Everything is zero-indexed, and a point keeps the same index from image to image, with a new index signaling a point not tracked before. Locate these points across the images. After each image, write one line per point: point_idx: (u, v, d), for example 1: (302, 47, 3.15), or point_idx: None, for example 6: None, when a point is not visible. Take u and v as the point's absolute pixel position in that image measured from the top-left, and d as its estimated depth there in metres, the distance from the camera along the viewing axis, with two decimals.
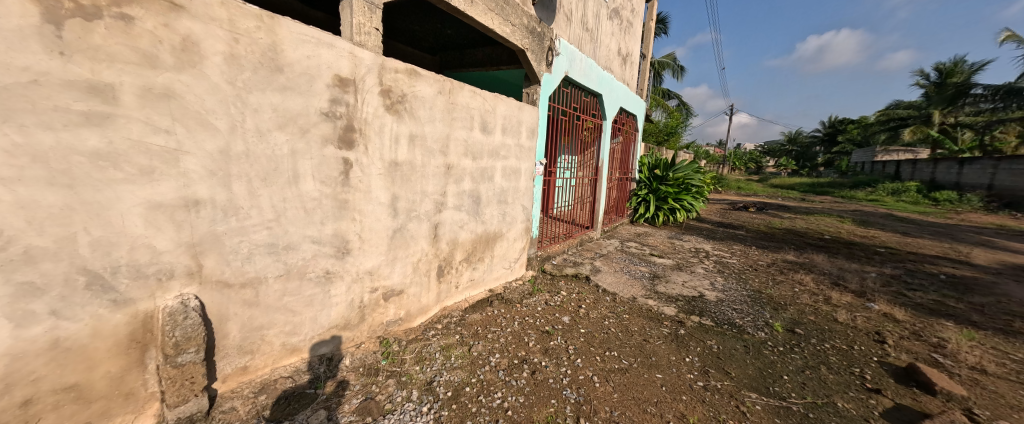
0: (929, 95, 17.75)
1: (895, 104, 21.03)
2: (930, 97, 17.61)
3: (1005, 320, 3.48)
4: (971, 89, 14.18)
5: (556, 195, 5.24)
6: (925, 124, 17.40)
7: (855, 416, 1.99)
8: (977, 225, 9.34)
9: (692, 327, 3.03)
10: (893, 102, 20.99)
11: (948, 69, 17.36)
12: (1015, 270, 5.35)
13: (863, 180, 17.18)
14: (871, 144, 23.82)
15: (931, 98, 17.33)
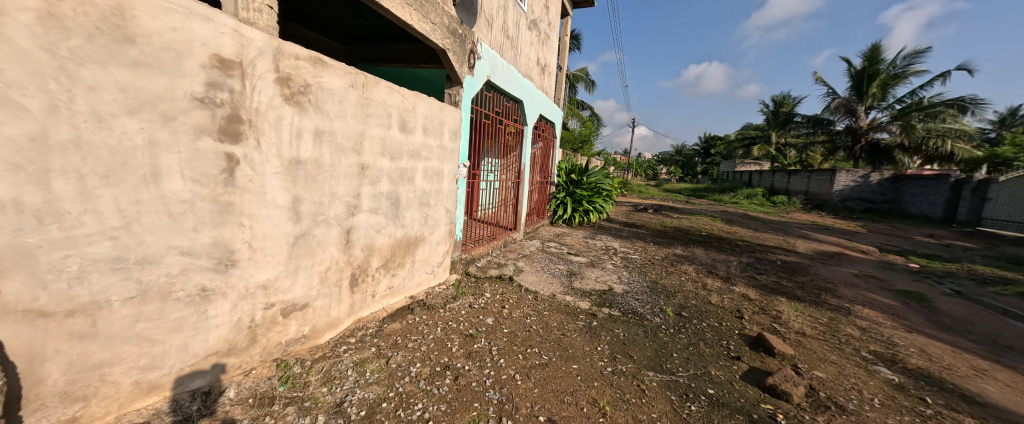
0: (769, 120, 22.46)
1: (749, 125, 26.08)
2: (769, 122, 22.31)
3: (816, 293, 4.59)
4: (795, 117, 18.31)
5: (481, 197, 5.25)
6: (767, 143, 21.97)
7: (723, 380, 2.39)
8: (801, 222, 12.11)
9: (603, 318, 3.31)
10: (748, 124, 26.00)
11: (780, 100, 22.17)
12: (820, 255, 7.07)
13: (730, 187, 20.86)
14: (734, 157, 29.15)
15: (770, 123, 21.97)
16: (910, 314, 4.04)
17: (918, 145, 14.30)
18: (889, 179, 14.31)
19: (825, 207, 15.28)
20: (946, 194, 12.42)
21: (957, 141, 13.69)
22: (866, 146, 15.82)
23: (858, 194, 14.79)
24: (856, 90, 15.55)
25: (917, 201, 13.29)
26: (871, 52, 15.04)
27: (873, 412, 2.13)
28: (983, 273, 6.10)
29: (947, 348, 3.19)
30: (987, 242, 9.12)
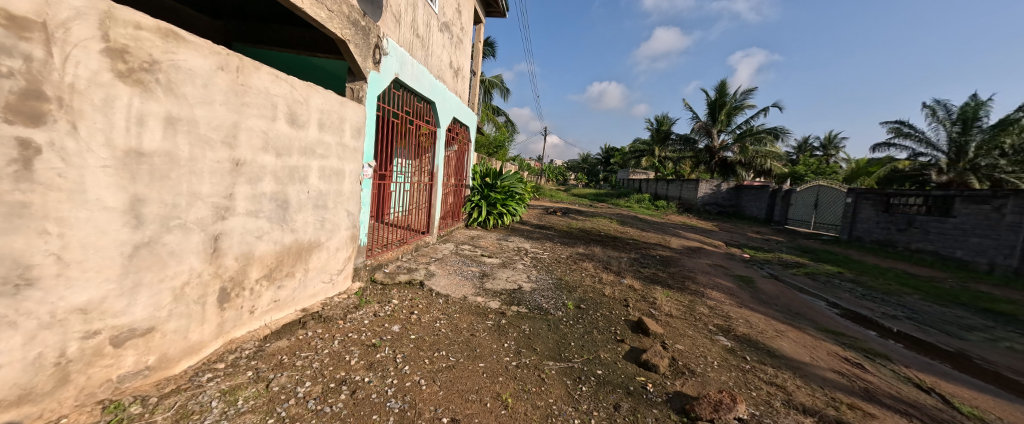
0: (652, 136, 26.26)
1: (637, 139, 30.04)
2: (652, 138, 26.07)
3: (682, 280, 5.56)
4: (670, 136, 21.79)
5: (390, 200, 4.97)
6: (651, 156, 25.62)
7: (609, 361, 2.71)
8: (675, 222, 14.42)
9: (511, 316, 3.44)
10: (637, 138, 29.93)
11: (660, 120, 26.15)
12: (686, 250, 8.56)
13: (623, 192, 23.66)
14: (627, 167, 33.23)
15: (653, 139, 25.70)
16: (742, 293, 5.18)
17: (750, 162, 18.62)
18: (732, 188, 18.18)
19: (692, 210, 18.45)
20: (766, 199, 15.95)
21: (774, 161, 18.15)
22: (718, 162, 19.67)
23: (713, 200, 18.40)
24: (711, 116, 19.22)
25: (751, 206, 17.01)
26: (721, 87, 18.83)
27: (714, 372, 2.66)
28: (787, 260, 8.16)
29: (764, 318, 4.18)
30: (791, 236, 12.20)
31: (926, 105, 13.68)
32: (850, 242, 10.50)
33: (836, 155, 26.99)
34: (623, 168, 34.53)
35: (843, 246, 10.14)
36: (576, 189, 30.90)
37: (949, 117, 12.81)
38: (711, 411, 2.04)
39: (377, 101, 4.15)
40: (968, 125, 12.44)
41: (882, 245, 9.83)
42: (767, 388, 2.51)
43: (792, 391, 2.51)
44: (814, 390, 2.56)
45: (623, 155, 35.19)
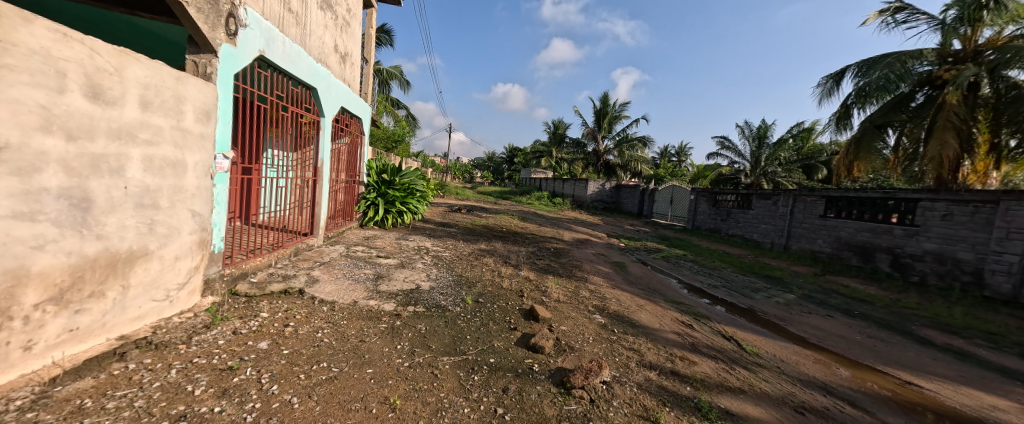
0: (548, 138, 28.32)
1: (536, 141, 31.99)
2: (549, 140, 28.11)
3: (570, 269, 6.22)
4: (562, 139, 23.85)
5: (259, 198, 4.26)
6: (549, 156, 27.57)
7: (502, 348, 2.87)
8: (569, 217, 15.89)
9: (407, 316, 3.33)
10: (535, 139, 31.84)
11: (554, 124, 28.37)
12: (576, 242, 9.53)
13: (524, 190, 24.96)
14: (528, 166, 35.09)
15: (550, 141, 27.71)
16: (616, 277, 6.06)
17: (626, 164, 21.65)
18: (613, 187, 20.91)
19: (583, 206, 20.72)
20: (638, 197, 18.78)
21: (643, 165, 21.46)
22: (602, 163, 22.27)
23: (598, 197, 20.95)
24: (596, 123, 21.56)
25: (627, 202, 19.79)
26: (603, 98, 21.22)
27: (589, 346, 3.06)
28: (651, 246, 9.83)
29: (630, 296, 4.96)
30: (655, 227, 14.70)
31: (739, 125, 17.97)
32: (693, 231, 13.34)
33: (686, 160, 33.32)
34: (524, 167, 36.41)
35: (689, 234, 12.70)
36: (480, 187, 31.30)
37: (750, 135, 17.11)
38: (582, 379, 2.36)
39: (236, 82, 3.48)
40: (761, 142, 16.77)
41: (713, 232, 12.62)
42: (626, 354, 3.00)
43: (644, 353, 3.06)
44: (660, 350, 3.17)
45: (525, 155, 37.08)
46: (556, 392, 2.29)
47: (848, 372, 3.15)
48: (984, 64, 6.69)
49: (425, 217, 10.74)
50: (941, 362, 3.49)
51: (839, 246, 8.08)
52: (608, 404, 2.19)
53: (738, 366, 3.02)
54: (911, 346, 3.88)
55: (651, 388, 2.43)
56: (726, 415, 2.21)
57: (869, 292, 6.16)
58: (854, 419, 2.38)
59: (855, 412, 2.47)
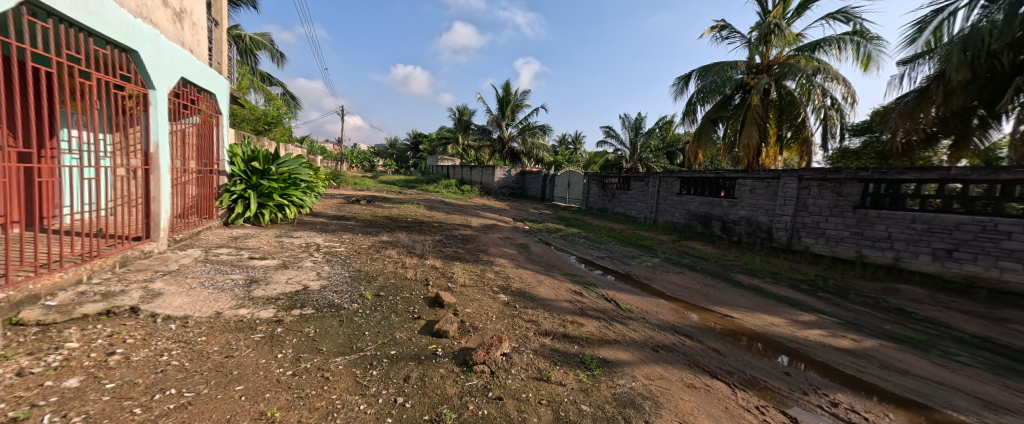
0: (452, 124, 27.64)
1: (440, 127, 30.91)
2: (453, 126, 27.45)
3: (475, 253, 6.33)
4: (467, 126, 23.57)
5: (54, 194, 3.17)
6: (455, 143, 26.97)
7: (404, 339, 2.78)
8: (476, 204, 15.98)
9: (291, 321, 2.94)
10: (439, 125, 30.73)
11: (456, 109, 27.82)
12: (483, 227, 9.66)
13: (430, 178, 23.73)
14: (434, 153, 33.75)
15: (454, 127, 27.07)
16: (519, 257, 6.41)
17: (529, 151, 22.54)
18: (518, 173, 21.59)
19: (491, 194, 20.74)
20: (541, 183, 19.87)
21: (544, 152, 22.62)
22: (507, 150, 22.44)
23: (506, 183, 21.28)
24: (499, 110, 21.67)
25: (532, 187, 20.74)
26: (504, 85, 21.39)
27: (492, 324, 3.19)
28: (551, 227, 10.63)
29: (531, 273, 5.32)
30: (555, 210, 15.88)
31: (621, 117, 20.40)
32: (587, 211, 14.91)
33: (580, 147, 36.48)
34: (429, 154, 34.96)
35: (583, 214, 14.10)
36: (381, 175, 28.99)
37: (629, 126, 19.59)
38: (484, 354, 2.47)
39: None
40: (637, 132, 19.41)
41: (602, 211, 14.24)
42: (526, 326, 3.23)
43: (541, 322, 3.35)
44: (554, 318, 3.50)
45: (430, 141, 35.58)
46: (458, 371, 2.34)
47: (691, 315, 3.98)
48: (772, 75, 8.91)
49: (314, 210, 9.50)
50: (748, 298, 4.67)
51: (690, 217, 10.01)
52: (507, 373, 2.34)
53: (615, 322, 3.54)
54: (732, 289, 5.10)
55: (545, 352, 2.69)
56: (604, 364, 2.58)
57: (708, 251, 7.83)
58: (691, 348, 3.04)
59: (692, 343, 3.15)
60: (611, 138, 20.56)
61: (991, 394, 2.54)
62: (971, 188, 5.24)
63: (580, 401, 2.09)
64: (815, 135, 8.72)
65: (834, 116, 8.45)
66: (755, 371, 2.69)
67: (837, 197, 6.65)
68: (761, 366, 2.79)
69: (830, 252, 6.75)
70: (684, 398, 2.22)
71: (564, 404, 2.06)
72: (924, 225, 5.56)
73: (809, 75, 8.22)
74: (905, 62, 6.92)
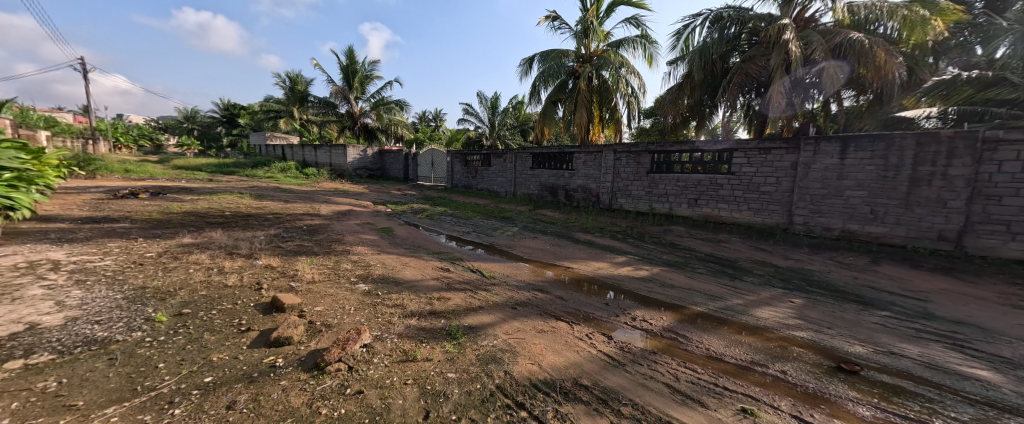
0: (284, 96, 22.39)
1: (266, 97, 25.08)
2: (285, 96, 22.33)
3: (327, 245, 5.55)
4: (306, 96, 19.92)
5: None
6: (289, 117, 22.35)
7: (225, 360, 2.25)
8: (324, 188, 13.88)
9: (5, 380, 1.97)
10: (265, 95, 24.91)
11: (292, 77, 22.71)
12: (336, 214, 8.55)
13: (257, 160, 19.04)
14: (261, 129, 27.36)
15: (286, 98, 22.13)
16: (381, 242, 5.96)
17: (386, 128, 20.47)
18: (376, 152, 19.67)
19: (345, 176, 18.27)
20: (402, 162, 18.64)
21: (403, 128, 20.97)
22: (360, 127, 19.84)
23: (362, 164, 19.10)
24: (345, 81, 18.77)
25: (392, 167, 19.28)
26: (348, 52, 18.53)
27: (349, 317, 2.91)
28: (415, 208, 10.23)
29: (395, 257, 5.06)
30: (420, 190, 15.31)
31: (478, 94, 20.76)
32: (452, 189, 14.97)
33: (440, 123, 35.78)
34: (254, 131, 28.16)
35: (447, 192, 14.07)
36: (179, 159, 21.76)
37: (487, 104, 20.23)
38: (338, 352, 2.25)
39: None
40: (494, 110, 20.27)
41: (467, 188, 14.52)
42: (389, 311, 3.09)
43: (407, 305, 3.25)
44: (420, 298, 3.46)
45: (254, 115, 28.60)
46: (307, 377, 2.08)
47: (543, 271, 4.57)
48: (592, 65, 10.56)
49: (49, 212, 6.44)
50: (584, 250, 5.66)
51: (540, 188, 11.26)
52: (367, 365, 2.21)
53: (480, 290, 3.76)
54: (573, 245, 6.07)
55: (409, 333, 2.64)
56: (468, 331, 2.73)
57: (555, 216, 9.02)
58: (542, 300, 3.50)
59: (543, 296, 3.63)
60: (471, 116, 20.80)
61: (715, 289, 3.86)
62: (705, 156, 7.54)
63: (445, 371, 2.17)
64: (623, 116, 10.82)
65: (633, 102, 10.69)
66: (587, 308, 3.32)
67: (637, 165, 8.60)
68: (591, 302, 3.46)
69: (635, 208, 8.76)
70: (535, 342, 2.57)
71: (430, 377, 2.10)
72: (685, 182, 7.78)
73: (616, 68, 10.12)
74: (670, 62, 9.25)
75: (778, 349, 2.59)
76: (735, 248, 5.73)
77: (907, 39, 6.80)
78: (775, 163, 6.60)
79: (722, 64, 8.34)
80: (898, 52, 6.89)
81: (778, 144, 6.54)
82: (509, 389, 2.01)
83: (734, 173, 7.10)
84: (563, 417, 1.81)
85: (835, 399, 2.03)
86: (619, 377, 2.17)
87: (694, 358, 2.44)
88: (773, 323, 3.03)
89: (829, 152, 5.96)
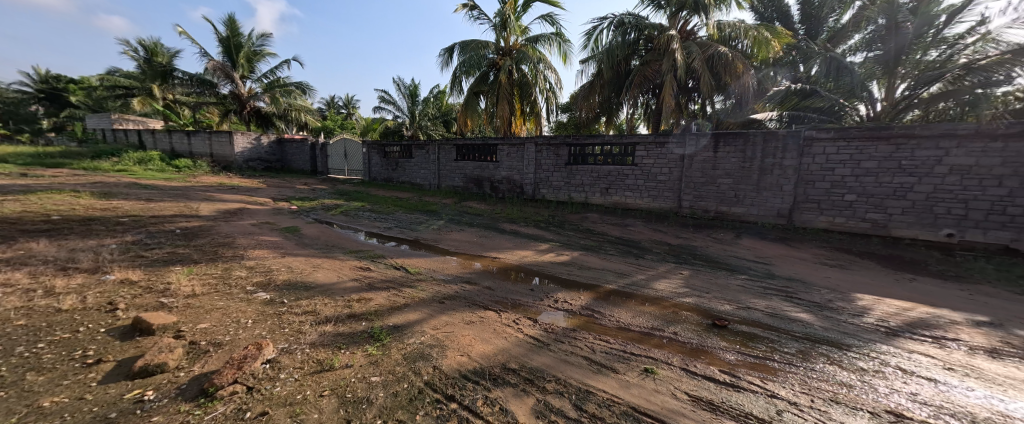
0: (140, 68, 18.03)
1: (113, 71, 20.03)
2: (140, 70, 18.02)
3: (214, 251, 4.75)
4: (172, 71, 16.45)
5: None
6: (149, 97, 18.16)
7: (66, 403, 1.80)
8: (204, 184, 11.73)
9: None
10: (111, 69, 19.88)
11: (150, 47, 18.20)
12: (224, 214, 7.35)
13: (103, 148, 15.16)
14: (107, 111, 21.79)
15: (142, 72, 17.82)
16: (285, 244, 5.32)
17: (284, 114, 17.94)
18: (274, 141, 17.28)
19: (233, 169, 15.66)
20: (308, 153, 16.77)
21: (304, 114, 18.59)
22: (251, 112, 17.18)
23: (256, 155, 16.62)
24: (227, 57, 15.98)
25: (295, 159, 17.23)
26: (229, 22, 15.75)
27: (246, 332, 2.58)
28: (327, 204, 9.32)
29: (304, 260, 4.58)
30: (331, 184, 13.96)
31: (396, 82, 19.62)
32: (370, 183, 13.99)
33: (351, 111, 32.89)
34: (95, 112, 22.28)
35: (364, 187, 13.10)
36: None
37: (405, 92, 19.26)
38: (232, 373, 1.98)
39: None
40: (414, 99, 19.42)
41: (387, 181, 13.71)
42: (298, 320, 2.81)
43: (320, 311, 3.00)
44: (336, 301, 3.22)
45: (95, 92, 22.61)
46: (189, 408, 1.80)
47: (471, 263, 4.59)
48: (512, 59, 10.74)
49: None
50: (509, 240, 5.83)
51: (465, 180, 11.17)
52: (272, 382, 2.00)
53: (404, 287, 3.64)
54: (499, 236, 6.20)
55: (325, 341, 2.46)
56: (393, 331, 2.64)
57: (481, 208, 9.08)
58: (469, 291, 3.53)
59: (471, 287, 3.66)
60: (388, 104, 19.54)
61: (623, 268, 4.33)
62: (614, 149, 8.27)
63: (369, 375, 2.08)
64: (542, 111, 11.26)
65: (551, 97, 11.19)
66: (513, 295, 3.45)
67: (557, 157, 9.08)
68: (517, 290, 3.60)
69: (556, 198, 9.27)
70: (464, 334, 2.60)
71: (352, 384, 1.99)
72: (598, 173, 8.47)
73: (535, 63, 10.47)
74: (583, 61, 9.90)
75: (671, 314, 3.03)
76: (640, 231, 6.45)
77: (756, 55, 8.39)
78: (669, 156, 7.52)
79: (625, 66, 9.19)
80: (750, 65, 8.34)
81: (670, 139, 7.46)
82: (438, 384, 2.01)
83: (637, 164, 7.93)
84: (492, 402, 1.88)
85: (712, 350, 2.46)
86: (544, 357, 2.32)
87: (607, 331, 2.72)
88: (668, 293, 3.53)
89: (707, 146, 7.02)
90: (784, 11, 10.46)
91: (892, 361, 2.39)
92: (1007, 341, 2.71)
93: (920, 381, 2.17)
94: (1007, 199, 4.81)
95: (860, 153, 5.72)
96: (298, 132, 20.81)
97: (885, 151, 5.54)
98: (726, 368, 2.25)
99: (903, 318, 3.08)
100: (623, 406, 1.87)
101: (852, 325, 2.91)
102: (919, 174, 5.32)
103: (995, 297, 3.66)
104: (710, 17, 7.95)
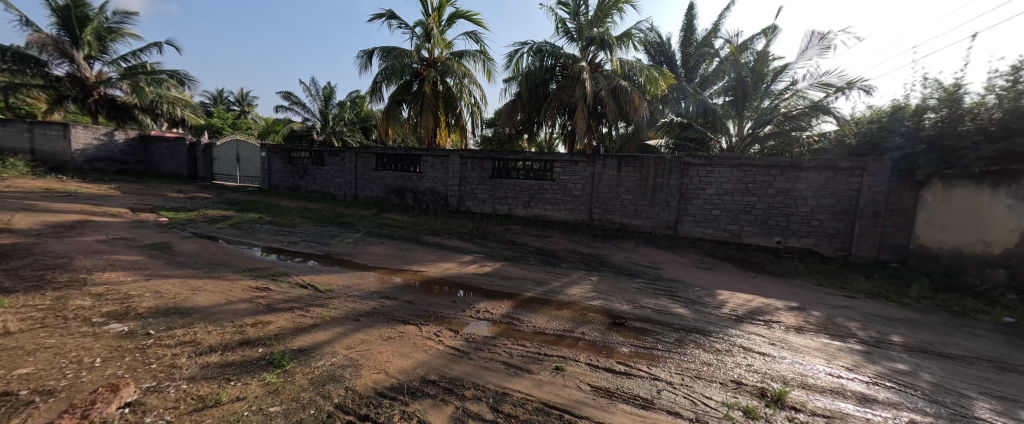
0: None
1: None
2: None
3: (37, 276, 3.70)
4: None
5: None
6: None
7: None
8: (22, 190, 9.03)
9: None
10: None
11: None
12: (55, 228, 5.79)
13: None
14: None
15: None
16: (150, 264, 4.41)
17: (150, 106, 14.94)
18: (135, 139, 14.28)
19: (68, 170, 12.35)
20: (185, 154, 14.25)
21: (182, 109, 15.72)
22: (101, 100, 14.07)
23: (106, 155, 13.42)
24: (65, 31, 12.76)
25: (166, 161, 14.48)
26: None
27: (91, 374, 2.06)
28: (211, 215, 7.96)
29: (179, 281, 3.85)
30: (218, 192, 11.95)
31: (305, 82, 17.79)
32: (271, 191, 12.40)
33: (247, 111, 29.01)
34: None
35: (264, 196, 11.59)
36: None
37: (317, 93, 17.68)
38: None
39: None
40: (327, 101, 17.96)
41: (292, 190, 12.30)
42: (170, 352, 2.36)
43: (203, 340, 2.56)
44: (223, 327, 2.78)
45: None
46: None
47: (390, 278, 4.37)
48: (437, 71, 10.66)
49: None
50: (432, 253, 5.71)
51: (385, 190, 10.63)
52: None
53: (311, 307, 3.30)
54: (421, 248, 6.03)
55: (209, 374, 2.11)
56: (297, 354, 2.39)
57: (402, 220, 8.71)
58: (386, 307, 3.36)
59: (389, 302, 3.50)
60: (295, 105, 17.63)
61: (541, 276, 4.58)
62: (535, 165, 8.73)
63: (265, 406, 1.84)
64: (467, 124, 11.32)
65: (476, 111, 11.36)
66: (433, 308, 3.40)
67: (480, 171, 9.23)
68: (438, 302, 3.56)
69: (480, 210, 9.36)
70: (382, 351, 2.47)
71: (244, 418, 1.75)
72: (520, 187, 8.83)
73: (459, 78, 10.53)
74: (507, 80, 10.28)
75: (579, 317, 3.30)
76: (556, 241, 6.86)
77: (649, 90, 9.54)
78: (580, 175, 8.21)
79: (543, 89, 9.81)
80: (645, 98, 9.47)
81: (581, 159, 8.18)
82: (350, 405, 1.88)
83: (555, 180, 8.46)
84: (409, 416, 1.82)
85: (612, 345, 2.75)
86: (463, 365, 2.33)
87: (525, 336, 2.84)
88: (578, 298, 3.84)
89: (612, 166, 7.85)
90: (670, 56, 12.34)
91: (738, 341, 2.96)
92: (808, 320, 3.55)
93: (755, 354, 2.72)
94: (812, 215, 6.33)
95: (725, 177, 6.94)
96: (169, 130, 17.59)
97: (736, 176, 6.84)
98: (622, 359, 2.54)
99: (748, 308, 3.82)
100: (535, 403, 1.98)
101: (714, 315, 3.52)
102: (761, 195, 6.68)
103: (807, 288, 4.77)
104: (614, 54, 8.99)
